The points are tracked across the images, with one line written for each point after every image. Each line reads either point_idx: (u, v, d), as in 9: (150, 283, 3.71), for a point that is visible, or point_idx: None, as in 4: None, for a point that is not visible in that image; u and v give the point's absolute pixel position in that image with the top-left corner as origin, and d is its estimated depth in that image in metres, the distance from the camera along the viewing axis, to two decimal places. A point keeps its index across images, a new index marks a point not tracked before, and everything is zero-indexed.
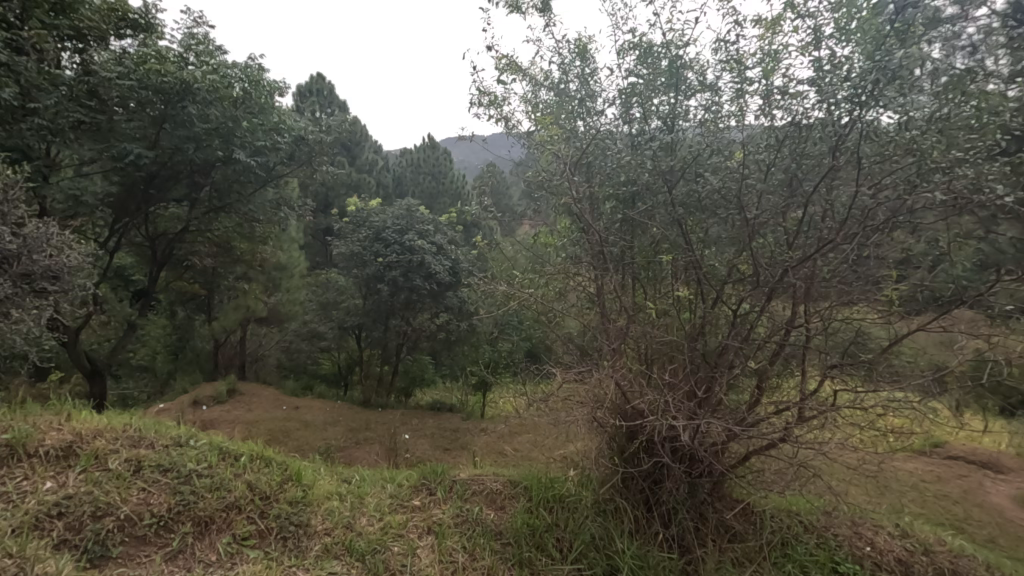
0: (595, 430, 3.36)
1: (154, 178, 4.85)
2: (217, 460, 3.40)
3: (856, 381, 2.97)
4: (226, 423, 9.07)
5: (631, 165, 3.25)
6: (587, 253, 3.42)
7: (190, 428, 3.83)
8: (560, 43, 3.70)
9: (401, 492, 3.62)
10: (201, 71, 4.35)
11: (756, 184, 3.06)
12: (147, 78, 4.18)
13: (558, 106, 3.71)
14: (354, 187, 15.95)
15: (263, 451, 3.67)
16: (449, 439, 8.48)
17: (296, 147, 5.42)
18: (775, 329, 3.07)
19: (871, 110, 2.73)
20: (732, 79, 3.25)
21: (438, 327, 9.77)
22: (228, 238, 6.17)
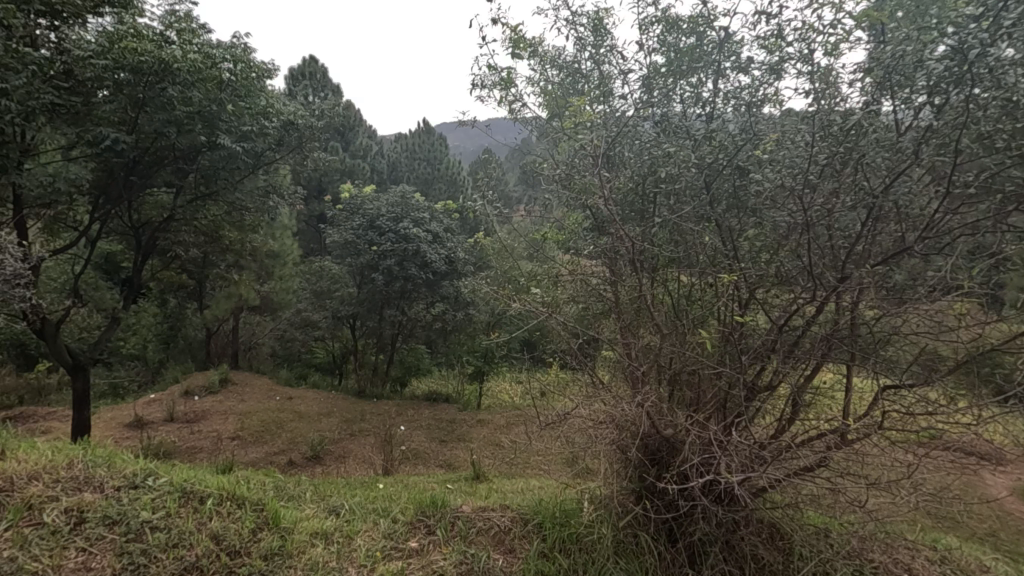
0: (615, 459, 3.16)
1: (136, 165, 4.57)
2: (177, 507, 3.20)
3: (911, 400, 2.78)
4: (218, 414, 8.89)
5: (663, 159, 3.07)
6: (607, 256, 3.17)
7: (147, 462, 3.71)
8: (573, 17, 3.51)
9: (397, 531, 3.37)
10: (181, 50, 4.10)
11: (812, 180, 2.77)
12: (125, 56, 3.91)
13: (570, 86, 3.63)
14: (348, 173, 15.69)
15: (236, 489, 3.47)
16: (445, 430, 8.36)
17: (285, 133, 5.19)
18: (814, 348, 2.85)
19: (942, 94, 2.52)
20: (770, 57, 3.03)
21: (434, 317, 9.62)
22: (215, 226, 5.95)
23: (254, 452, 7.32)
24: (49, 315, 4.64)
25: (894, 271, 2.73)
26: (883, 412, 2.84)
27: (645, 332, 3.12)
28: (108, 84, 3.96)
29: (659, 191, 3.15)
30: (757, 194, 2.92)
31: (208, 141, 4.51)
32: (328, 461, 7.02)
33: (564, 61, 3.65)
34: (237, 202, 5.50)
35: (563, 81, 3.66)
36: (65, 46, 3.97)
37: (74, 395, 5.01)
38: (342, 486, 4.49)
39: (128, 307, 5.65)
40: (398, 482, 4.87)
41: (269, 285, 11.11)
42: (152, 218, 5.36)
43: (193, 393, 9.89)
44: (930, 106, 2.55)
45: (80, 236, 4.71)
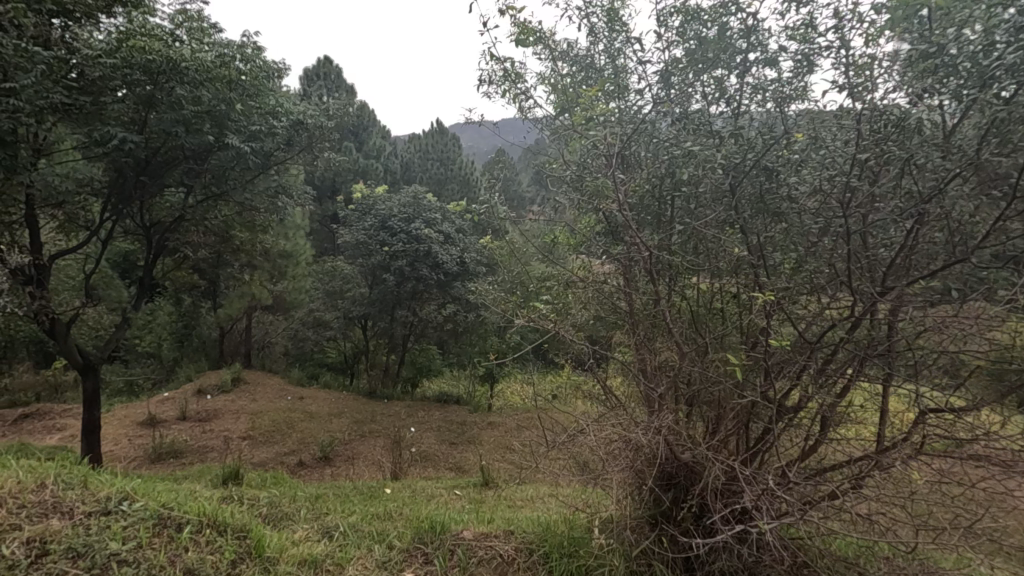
0: (631, 482, 3.05)
1: (148, 165, 4.57)
2: (149, 537, 2.79)
3: (951, 426, 2.63)
4: (230, 414, 8.91)
5: (685, 158, 2.94)
6: (623, 263, 3.06)
7: (126, 482, 3.37)
8: (587, 8, 3.40)
9: (390, 560, 3.12)
10: (191, 49, 4.09)
11: (850, 182, 2.57)
12: (134, 55, 3.89)
13: (584, 81, 3.57)
14: (361, 173, 15.73)
15: (217, 513, 3.10)
16: (456, 433, 8.30)
17: (295, 133, 5.15)
18: (843, 365, 2.74)
19: (1000, 88, 2.26)
20: (799, 48, 2.88)
21: (445, 318, 9.56)
22: (226, 226, 5.94)
23: (264, 452, 7.31)
24: (60, 315, 4.64)
25: (931, 285, 2.57)
26: (920, 437, 2.70)
27: (663, 347, 3.02)
28: (118, 84, 3.94)
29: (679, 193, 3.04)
30: (785, 196, 2.78)
31: (217, 141, 4.48)
32: (338, 463, 6.99)
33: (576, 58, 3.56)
34: (248, 203, 5.48)
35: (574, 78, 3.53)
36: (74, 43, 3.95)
37: (84, 395, 5.02)
38: (349, 491, 4.43)
39: (139, 307, 5.66)
40: (407, 487, 4.80)
41: (282, 284, 11.15)
42: (163, 218, 5.36)
43: (206, 392, 9.94)
44: (986, 99, 2.29)
45: (91, 236, 4.70)
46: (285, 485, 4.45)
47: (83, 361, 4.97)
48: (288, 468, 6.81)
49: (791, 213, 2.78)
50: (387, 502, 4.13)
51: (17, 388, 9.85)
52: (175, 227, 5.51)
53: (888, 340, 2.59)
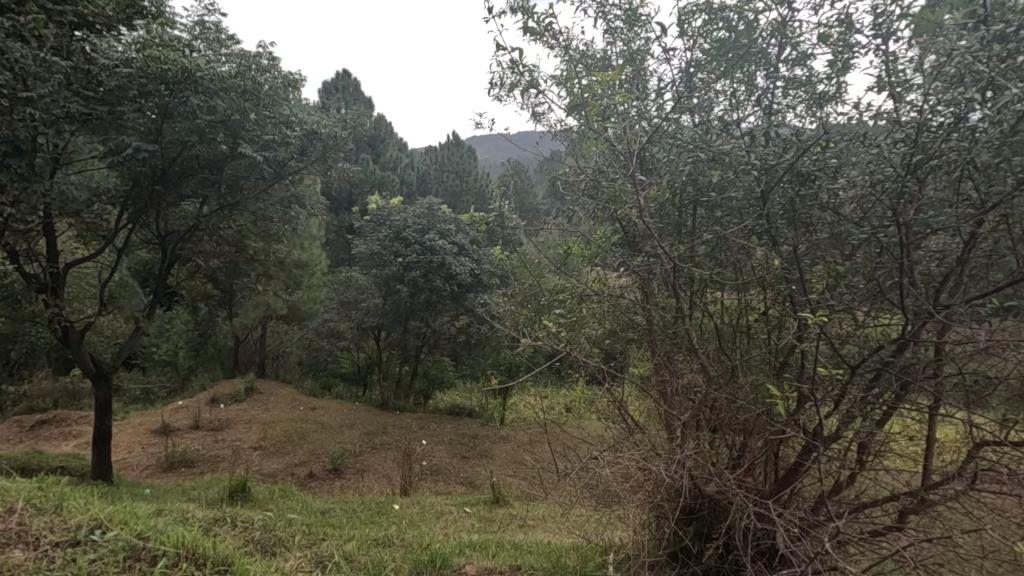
0: (652, 512, 2.95)
1: (163, 174, 4.62)
2: (118, 571, 2.47)
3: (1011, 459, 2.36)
4: (242, 423, 8.92)
5: (705, 164, 2.84)
6: (640, 279, 3.00)
7: (102, 505, 3.13)
8: (606, 8, 3.32)
9: None
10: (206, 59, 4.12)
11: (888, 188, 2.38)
12: (148, 64, 3.92)
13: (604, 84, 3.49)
14: (377, 184, 15.82)
15: (199, 541, 2.79)
16: (467, 446, 8.18)
17: (308, 142, 5.12)
18: (886, 391, 2.49)
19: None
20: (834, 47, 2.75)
21: (458, 330, 9.47)
22: (240, 236, 5.95)
23: (275, 463, 7.27)
24: (73, 323, 4.67)
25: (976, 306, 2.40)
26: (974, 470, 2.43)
27: (687, 371, 2.92)
28: (133, 92, 3.98)
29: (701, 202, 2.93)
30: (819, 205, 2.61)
31: (230, 150, 4.49)
32: (348, 475, 6.94)
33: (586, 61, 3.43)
34: (261, 212, 5.48)
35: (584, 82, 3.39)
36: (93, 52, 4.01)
37: (95, 404, 5.02)
38: (356, 507, 4.34)
39: (152, 315, 5.67)
40: (416, 503, 4.70)
41: (297, 294, 11.19)
42: (177, 227, 5.39)
43: (219, 401, 9.98)
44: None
45: (107, 244, 4.75)
46: (292, 498, 4.39)
47: (95, 370, 4.98)
48: (298, 480, 6.75)
49: (816, 229, 2.63)
50: (394, 520, 4.04)
51: (36, 395, 10.00)
52: (190, 236, 5.54)
53: (936, 367, 2.39)
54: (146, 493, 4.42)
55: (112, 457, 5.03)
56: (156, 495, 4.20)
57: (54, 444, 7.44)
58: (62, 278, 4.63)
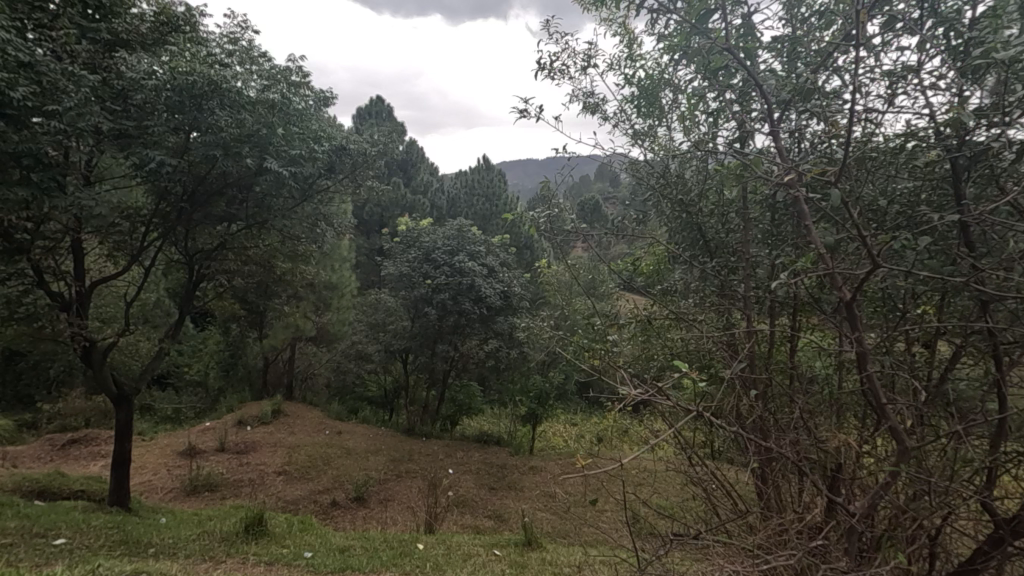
0: None
1: (194, 192, 4.59)
2: None
3: None
4: (267, 446, 8.78)
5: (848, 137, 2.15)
6: (714, 297, 2.81)
7: (100, 561, 2.90)
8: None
9: None
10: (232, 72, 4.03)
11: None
12: (176, 76, 3.82)
13: (651, 83, 3.15)
14: (408, 206, 15.89)
15: None
16: (496, 477, 7.82)
17: (337, 159, 5.06)
18: None
19: None
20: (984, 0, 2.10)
21: (487, 354, 9.22)
22: (268, 256, 5.87)
23: (297, 489, 7.07)
24: (97, 342, 4.60)
25: None
26: None
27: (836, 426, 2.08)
28: (159, 106, 3.86)
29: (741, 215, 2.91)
30: (994, 201, 1.96)
31: (255, 164, 4.37)
32: (373, 505, 6.69)
33: (635, 70, 3.30)
34: (287, 230, 5.38)
35: (636, 91, 3.21)
36: (120, 70, 3.91)
37: (115, 426, 4.91)
38: (378, 545, 4.08)
39: (178, 335, 5.59)
40: (441, 542, 4.40)
41: (326, 316, 11.15)
42: (204, 246, 5.33)
43: (246, 423, 9.90)
44: None
45: (133, 263, 4.67)
46: (311, 535, 4.15)
47: (118, 391, 4.89)
48: (321, 509, 6.54)
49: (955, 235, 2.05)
50: (417, 562, 3.73)
51: (70, 413, 10.15)
52: (217, 255, 5.47)
53: None
54: (160, 521, 4.23)
55: (129, 483, 4.90)
56: (171, 528, 4.02)
57: (80, 465, 7.41)
58: (86, 297, 4.58)
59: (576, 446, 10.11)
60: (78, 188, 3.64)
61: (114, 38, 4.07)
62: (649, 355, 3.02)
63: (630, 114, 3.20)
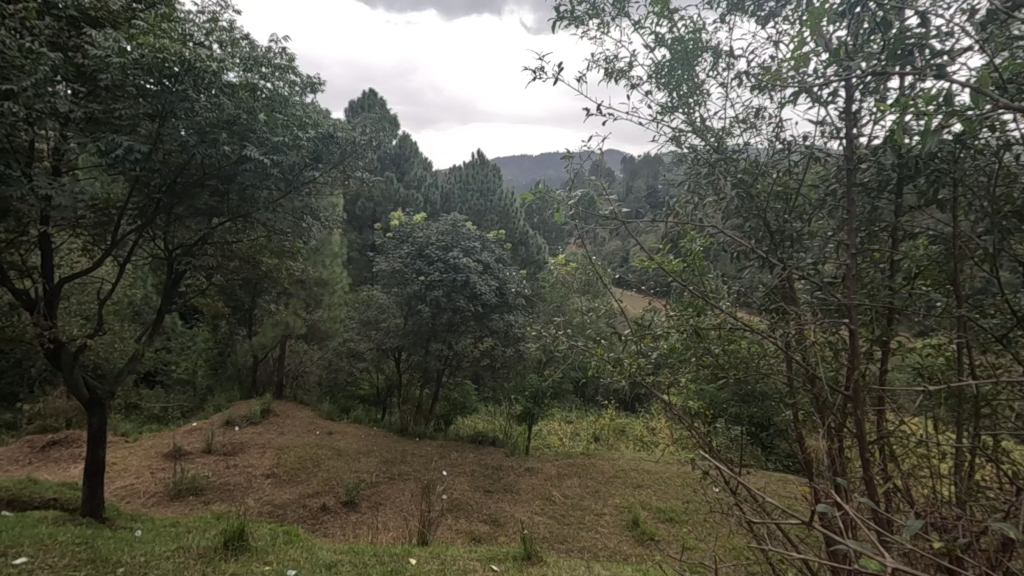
0: None
1: (173, 183, 4.36)
2: None
3: None
4: (256, 448, 8.51)
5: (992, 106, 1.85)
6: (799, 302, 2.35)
7: None
8: None
9: None
10: (208, 51, 3.78)
11: None
12: (145, 55, 3.55)
13: (687, 45, 2.80)
14: (401, 202, 15.71)
15: None
16: (491, 479, 7.63)
17: (323, 146, 4.85)
18: None
19: None
20: None
21: (482, 353, 9.01)
22: (253, 251, 5.64)
23: (287, 492, 6.85)
24: (67, 342, 4.35)
25: None
26: None
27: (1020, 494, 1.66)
28: (128, 89, 3.59)
29: (812, 202, 2.53)
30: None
31: (235, 152, 4.13)
32: (364, 509, 6.50)
33: (667, 29, 2.92)
34: (272, 224, 5.14)
35: (671, 58, 2.84)
36: (85, 50, 3.62)
37: (88, 433, 4.67)
38: (370, 560, 3.83)
39: (157, 335, 5.34)
40: (435, 555, 4.16)
41: (317, 312, 10.90)
42: (185, 241, 5.08)
43: (234, 423, 9.63)
44: None
45: (106, 257, 4.41)
46: (297, 548, 3.91)
47: (90, 395, 4.64)
48: (310, 514, 6.31)
49: (1009, 231, 1.91)
50: None
51: (50, 414, 9.80)
52: (198, 250, 5.21)
53: None
54: (135, 535, 3.97)
55: (104, 492, 4.67)
56: (152, 540, 3.83)
57: (58, 470, 7.12)
58: (55, 295, 4.33)
59: (571, 446, 9.94)
60: (41, 177, 3.37)
61: (82, 16, 3.82)
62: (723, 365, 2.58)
63: (662, 80, 2.85)
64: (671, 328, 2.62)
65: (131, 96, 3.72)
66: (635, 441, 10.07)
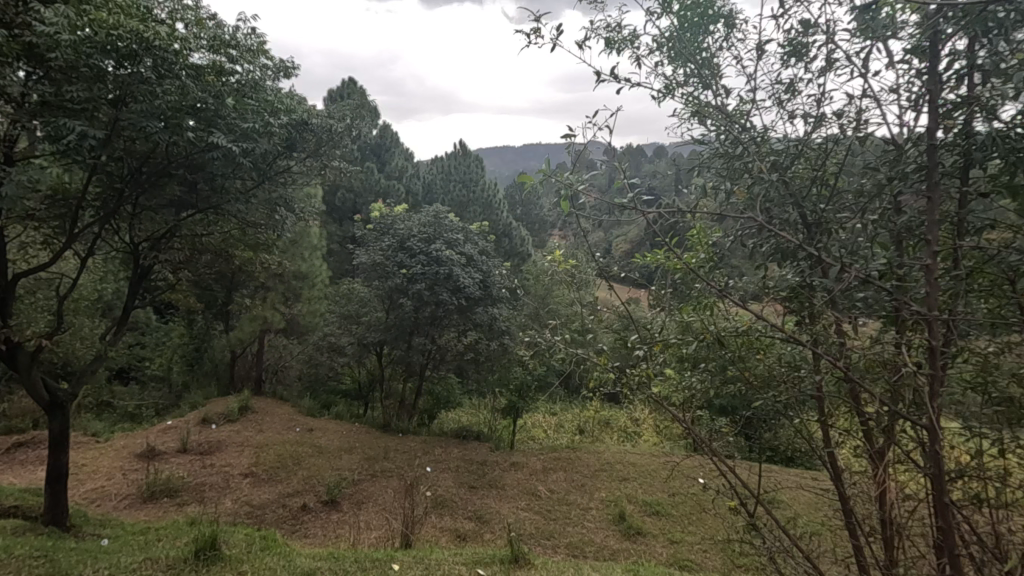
0: None
1: (137, 174, 4.14)
2: None
3: None
4: (233, 446, 8.28)
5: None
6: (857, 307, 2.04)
7: None
8: None
9: None
10: (168, 29, 3.56)
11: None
12: (97, 32, 3.33)
13: (698, 15, 2.52)
14: (382, 193, 15.43)
15: None
16: (476, 475, 7.51)
17: (297, 133, 4.65)
18: None
19: None
20: None
21: (466, 347, 8.89)
22: (226, 245, 5.41)
23: (266, 492, 6.66)
24: (24, 342, 4.13)
25: None
26: None
27: None
28: (82, 69, 3.35)
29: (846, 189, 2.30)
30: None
31: (200, 137, 3.90)
32: (346, 508, 6.36)
33: None
34: (244, 215, 4.91)
35: (676, 28, 2.53)
36: (34, 27, 3.37)
37: (50, 437, 4.47)
38: (352, 566, 3.69)
39: (122, 333, 5.11)
40: (419, 559, 4.03)
41: (296, 307, 10.65)
42: (150, 234, 4.84)
43: (211, 421, 9.37)
44: None
45: (64, 251, 4.17)
46: (272, 556, 3.74)
47: (50, 398, 4.44)
48: (289, 514, 6.15)
49: (1006, 224, 1.87)
50: None
51: (15, 414, 9.42)
52: (165, 242, 4.96)
53: None
54: (101, 545, 3.78)
55: (67, 499, 4.48)
56: (119, 551, 3.63)
57: (23, 473, 6.84)
58: (9, 292, 4.08)
59: (556, 439, 9.89)
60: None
61: None
62: (762, 377, 2.24)
63: (673, 52, 2.56)
64: (688, 334, 2.29)
65: (84, 78, 3.47)
66: (620, 433, 10.06)
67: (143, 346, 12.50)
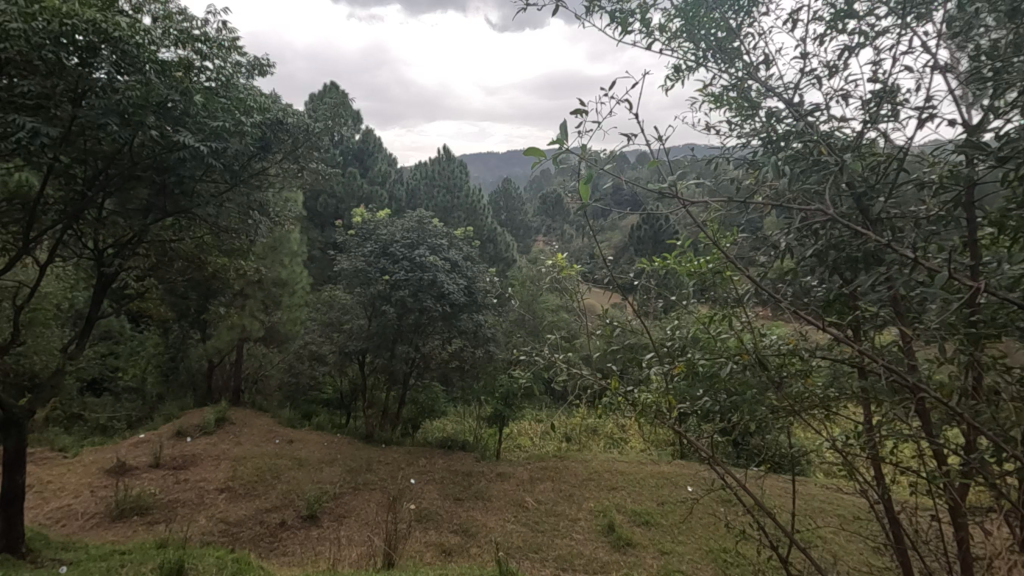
0: None
1: (100, 176, 3.94)
2: None
3: None
4: (208, 459, 8.01)
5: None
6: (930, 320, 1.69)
7: None
8: None
9: None
10: (130, 20, 3.38)
11: None
12: (50, 21, 3.12)
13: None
14: (365, 198, 15.24)
15: None
16: (461, 486, 7.32)
17: (271, 132, 4.48)
18: None
19: None
20: None
21: (450, 355, 8.73)
22: (199, 251, 5.21)
23: (242, 508, 6.41)
24: None
25: None
26: None
27: None
28: (34, 61, 3.15)
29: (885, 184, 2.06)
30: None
31: (166, 136, 3.72)
32: (326, 523, 6.14)
33: None
34: (217, 220, 4.72)
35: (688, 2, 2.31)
36: None
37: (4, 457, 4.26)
38: None
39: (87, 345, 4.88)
40: None
41: (276, 314, 10.37)
42: (116, 240, 4.62)
43: (186, 433, 9.05)
44: None
45: (21, 259, 3.96)
46: None
47: (7, 416, 4.22)
48: (266, 531, 5.92)
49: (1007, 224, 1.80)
50: None
51: None
52: (133, 249, 4.74)
53: None
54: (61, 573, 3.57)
55: (22, 523, 4.30)
56: None
57: None
58: None
59: (542, 447, 9.79)
60: None
61: None
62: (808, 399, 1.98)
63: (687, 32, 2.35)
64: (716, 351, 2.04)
65: (38, 71, 3.26)
66: (606, 440, 9.99)
67: (116, 355, 12.14)
